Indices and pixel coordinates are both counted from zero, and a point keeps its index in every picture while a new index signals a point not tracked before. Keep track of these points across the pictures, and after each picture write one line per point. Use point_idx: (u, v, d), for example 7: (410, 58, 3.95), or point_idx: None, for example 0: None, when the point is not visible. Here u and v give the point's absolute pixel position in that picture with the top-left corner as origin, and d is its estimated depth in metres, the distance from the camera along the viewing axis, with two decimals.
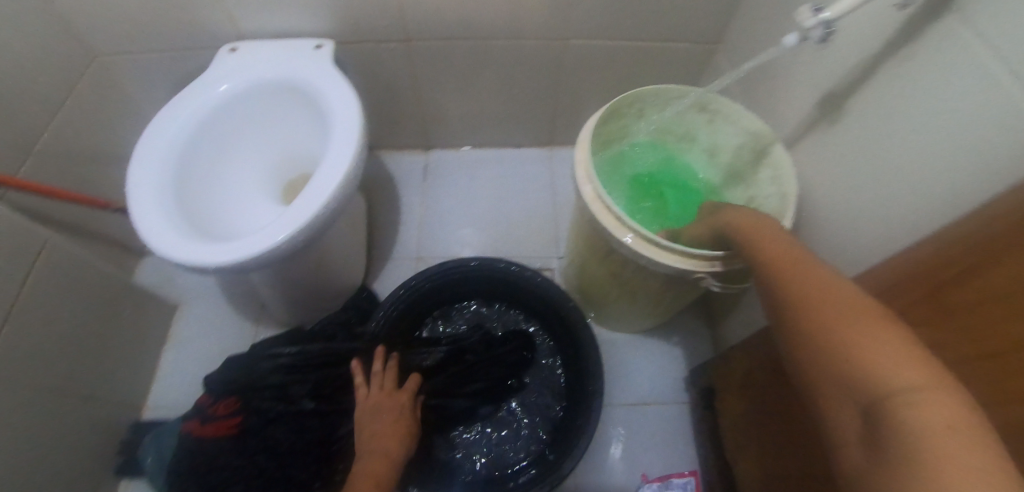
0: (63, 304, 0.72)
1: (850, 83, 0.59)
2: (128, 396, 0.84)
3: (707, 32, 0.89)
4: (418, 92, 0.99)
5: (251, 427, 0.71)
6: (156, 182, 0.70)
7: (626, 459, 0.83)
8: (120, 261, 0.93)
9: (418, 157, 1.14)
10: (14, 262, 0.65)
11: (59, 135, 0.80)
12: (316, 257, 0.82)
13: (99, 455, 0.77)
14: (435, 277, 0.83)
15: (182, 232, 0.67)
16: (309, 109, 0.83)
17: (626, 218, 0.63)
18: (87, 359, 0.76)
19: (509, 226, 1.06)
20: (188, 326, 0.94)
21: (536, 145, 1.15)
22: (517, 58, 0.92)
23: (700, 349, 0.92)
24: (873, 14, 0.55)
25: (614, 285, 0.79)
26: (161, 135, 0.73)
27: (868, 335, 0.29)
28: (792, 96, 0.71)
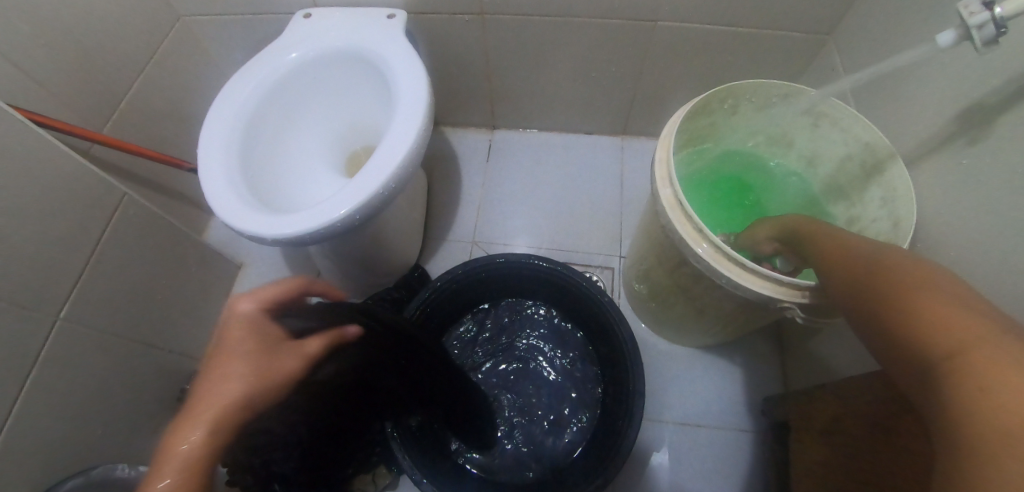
0: (136, 258, 0.76)
1: (1008, 95, 0.48)
2: (192, 347, 0.88)
3: (822, 20, 0.77)
4: (489, 69, 0.94)
5: None
6: (224, 146, 0.70)
7: (670, 482, 0.78)
8: (193, 217, 0.97)
9: (483, 137, 1.10)
10: (93, 213, 0.68)
11: (141, 92, 0.82)
12: (372, 234, 0.81)
13: (160, 400, 0.82)
14: (480, 270, 0.80)
15: (244, 198, 0.68)
16: (377, 82, 0.81)
17: (707, 230, 0.56)
18: (155, 310, 0.80)
19: (570, 218, 1.00)
20: (249, 286, 0.97)
21: (608, 133, 1.07)
22: (597, 39, 0.85)
23: (767, 375, 0.84)
24: None
25: (681, 297, 0.72)
26: (233, 100, 0.74)
27: (965, 339, 0.26)
28: (925, 103, 0.59)
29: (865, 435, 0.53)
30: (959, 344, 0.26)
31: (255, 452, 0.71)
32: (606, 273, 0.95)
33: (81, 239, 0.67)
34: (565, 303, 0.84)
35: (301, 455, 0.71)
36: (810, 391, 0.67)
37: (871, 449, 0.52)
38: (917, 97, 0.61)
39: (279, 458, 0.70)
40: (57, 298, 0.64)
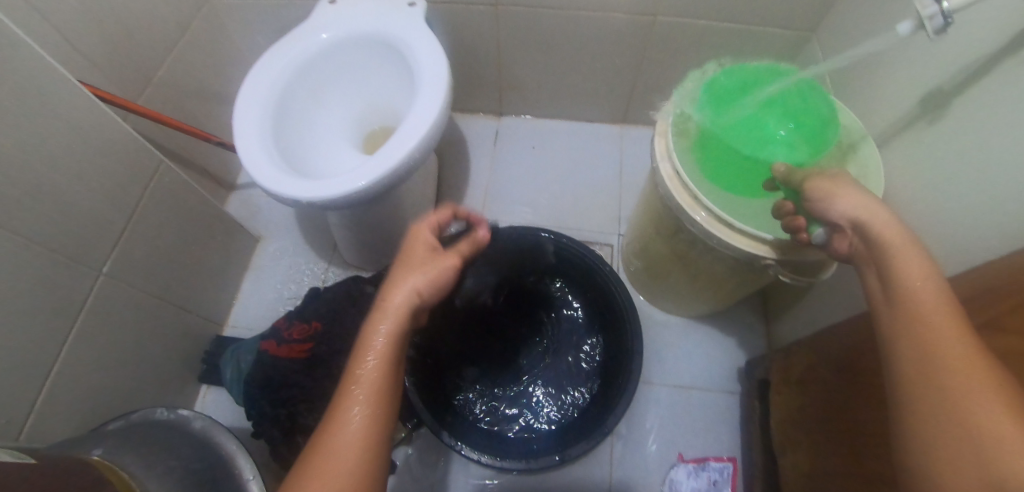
0: (169, 224, 0.80)
1: (960, 81, 0.55)
2: (215, 313, 0.93)
3: (806, 18, 0.85)
4: (499, 58, 1.01)
5: (318, 354, 0.77)
6: (259, 119, 0.76)
7: (664, 438, 0.84)
8: (215, 191, 1.01)
9: (490, 122, 1.16)
10: (134, 178, 0.73)
11: (172, 69, 0.87)
12: (390, 206, 0.87)
13: (186, 360, 0.87)
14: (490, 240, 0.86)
15: (277, 166, 0.73)
16: (398, 65, 0.87)
17: (701, 195, 0.63)
18: (184, 275, 0.85)
19: (572, 198, 1.07)
20: (268, 258, 1.02)
21: (608, 121, 1.15)
22: (601, 31, 0.92)
23: (753, 342, 0.91)
24: (997, 7, 0.51)
25: (677, 265, 0.79)
26: (265, 77, 0.79)
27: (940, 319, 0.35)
28: (894, 89, 0.67)
29: (837, 377, 0.61)
30: (932, 308, 0.35)
31: (281, 404, 0.76)
32: (607, 249, 1.02)
33: (123, 201, 0.72)
34: (570, 274, 0.90)
35: (324, 407, 0.76)
36: (789, 350, 0.74)
37: (842, 387, 0.59)
38: (887, 85, 0.69)
39: (304, 409, 0.76)
40: (100, 255, 0.69)
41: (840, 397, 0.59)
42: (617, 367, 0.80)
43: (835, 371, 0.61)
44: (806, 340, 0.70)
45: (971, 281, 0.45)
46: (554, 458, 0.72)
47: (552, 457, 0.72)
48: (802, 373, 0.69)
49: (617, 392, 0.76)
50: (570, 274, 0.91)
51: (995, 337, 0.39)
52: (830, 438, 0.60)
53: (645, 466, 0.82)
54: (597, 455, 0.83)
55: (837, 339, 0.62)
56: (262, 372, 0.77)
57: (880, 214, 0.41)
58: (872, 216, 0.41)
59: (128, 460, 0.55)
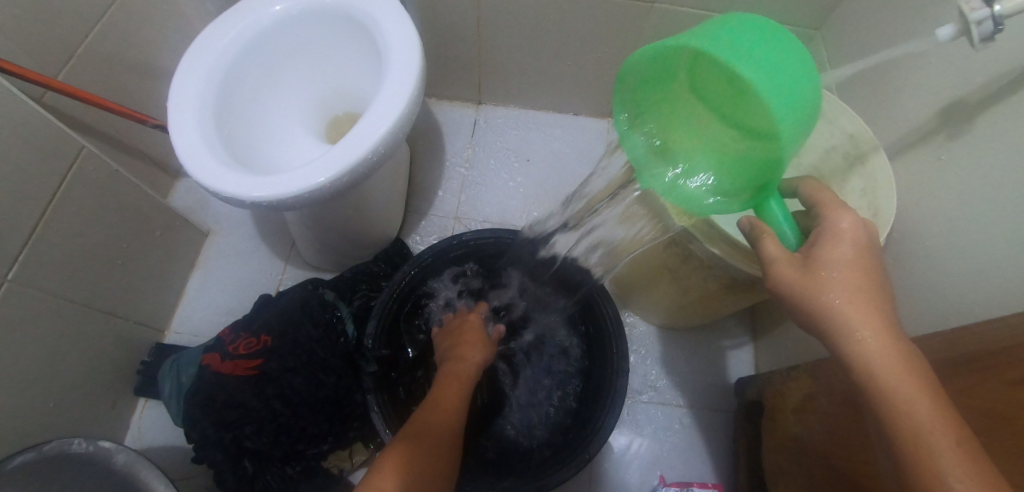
0: (93, 219, 0.70)
1: (986, 95, 0.50)
2: (154, 318, 0.83)
3: (812, 14, 0.79)
4: (479, 42, 0.92)
5: (267, 370, 0.69)
6: (197, 101, 0.65)
7: (647, 459, 0.80)
8: (156, 180, 0.90)
9: (468, 111, 1.07)
10: (47, 167, 0.62)
11: (100, 38, 0.75)
12: (354, 204, 0.78)
13: (119, 371, 0.77)
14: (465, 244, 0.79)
15: (219, 157, 0.63)
16: (364, 45, 0.77)
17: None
18: (114, 277, 0.75)
19: (555, 197, 1.00)
20: (217, 255, 0.91)
21: (595, 115, 1.07)
22: (593, 17, 0.83)
23: (741, 357, 0.86)
24: None
25: (667, 278, 0.73)
26: (206, 53, 0.68)
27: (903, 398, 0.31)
28: (910, 99, 0.61)
29: (837, 412, 0.56)
30: (897, 378, 0.32)
31: (225, 426, 0.68)
32: None
33: (34, 194, 0.61)
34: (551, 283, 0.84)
35: (275, 429, 0.68)
36: (786, 374, 0.69)
37: (842, 424, 0.54)
38: (901, 93, 0.63)
39: (251, 432, 0.68)
40: (5, 259, 0.59)
41: (840, 435, 0.54)
42: (600, 386, 0.74)
43: (837, 406, 0.56)
44: (805, 366, 0.65)
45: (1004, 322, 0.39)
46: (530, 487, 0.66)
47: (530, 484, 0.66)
48: (798, 402, 0.64)
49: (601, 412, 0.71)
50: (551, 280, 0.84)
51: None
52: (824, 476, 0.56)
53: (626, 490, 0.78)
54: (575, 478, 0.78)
55: (838, 369, 0.57)
56: (203, 391, 0.68)
57: (829, 263, 0.36)
58: (808, 280, 0.36)
59: None
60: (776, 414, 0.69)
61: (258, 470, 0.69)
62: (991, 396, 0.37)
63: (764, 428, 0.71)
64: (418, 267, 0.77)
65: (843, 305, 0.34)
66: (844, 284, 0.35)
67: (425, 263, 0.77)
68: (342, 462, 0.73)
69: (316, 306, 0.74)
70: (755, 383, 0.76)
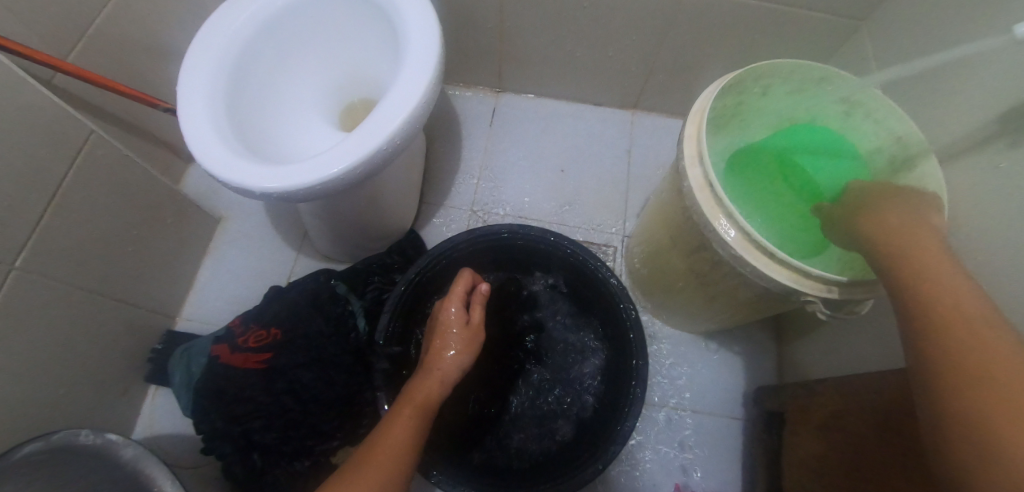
0: (104, 205, 0.68)
1: None
2: (165, 305, 0.82)
3: (859, 4, 0.73)
4: (502, 27, 0.88)
5: (277, 365, 0.68)
6: (208, 86, 0.63)
7: (661, 466, 0.77)
8: (168, 164, 0.88)
9: (488, 99, 1.03)
10: (55, 152, 0.60)
11: (111, 18, 0.72)
12: (368, 195, 0.76)
13: (130, 358, 0.76)
14: (482, 239, 0.76)
15: (230, 145, 0.61)
16: (382, 29, 0.73)
17: (735, 213, 0.53)
18: (125, 264, 0.73)
19: (574, 191, 0.96)
20: (230, 242, 0.90)
21: (619, 106, 1.03)
22: (623, 3, 0.79)
23: (763, 363, 0.83)
24: None
25: (692, 282, 0.70)
26: (218, 34, 0.66)
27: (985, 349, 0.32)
28: (969, 100, 0.56)
29: (871, 433, 0.53)
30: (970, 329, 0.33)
31: (234, 419, 0.67)
32: (610, 251, 0.92)
33: (41, 180, 0.59)
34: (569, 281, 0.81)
35: (284, 424, 0.67)
36: (812, 387, 0.66)
37: (877, 446, 0.51)
38: (959, 93, 0.58)
39: (260, 426, 0.67)
40: (13, 246, 0.58)
41: (874, 457, 0.51)
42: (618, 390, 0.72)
43: (871, 426, 0.53)
44: (834, 380, 0.62)
45: None
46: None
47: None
48: (825, 418, 0.61)
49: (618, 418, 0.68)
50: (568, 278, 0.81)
51: None
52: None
53: None
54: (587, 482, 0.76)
55: (873, 388, 0.54)
56: (213, 383, 0.67)
57: (930, 248, 0.38)
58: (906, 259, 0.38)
59: None
60: (799, 428, 0.66)
61: (266, 464, 0.68)
62: None
63: (785, 441, 0.69)
64: (433, 262, 0.74)
65: (936, 276, 0.36)
66: (930, 258, 0.38)
67: (439, 259, 0.74)
68: (351, 458, 0.72)
69: (327, 299, 0.73)
70: (778, 393, 0.73)
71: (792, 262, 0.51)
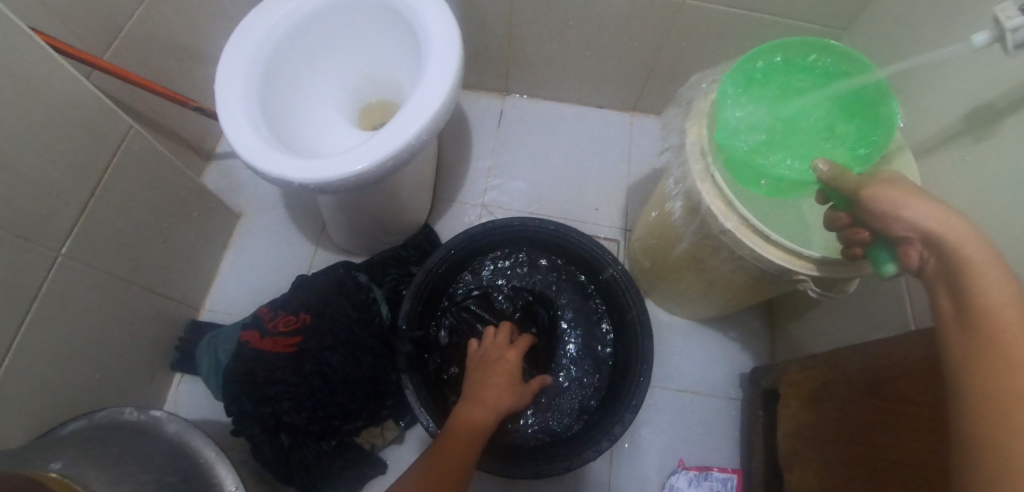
0: (138, 198, 0.72)
1: (1016, 99, 0.52)
2: (190, 296, 0.85)
3: (840, 16, 0.80)
4: (510, 33, 0.93)
5: (306, 349, 0.71)
6: (243, 85, 0.67)
7: (665, 444, 0.83)
8: (190, 161, 0.92)
9: (494, 101, 1.09)
10: (98, 146, 0.63)
11: (142, 20, 0.76)
12: (389, 190, 0.80)
13: (158, 346, 0.79)
14: (495, 231, 0.81)
15: (265, 140, 0.65)
16: (402, 34, 0.78)
17: (735, 201, 0.58)
18: (155, 255, 0.77)
19: (579, 188, 1.02)
20: (250, 237, 0.93)
21: (619, 108, 1.09)
22: (624, 12, 0.85)
23: (758, 348, 0.89)
24: None
25: (693, 270, 0.75)
26: (251, 37, 0.70)
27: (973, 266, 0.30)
28: (939, 101, 0.63)
29: (858, 399, 0.59)
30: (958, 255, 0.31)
31: (264, 400, 0.70)
32: (612, 245, 0.97)
33: (85, 171, 0.63)
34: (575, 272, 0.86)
35: (313, 405, 0.70)
36: (803, 363, 0.71)
37: (862, 410, 0.57)
38: (930, 95, 0.65)
39: (289, 407, 0.70)
40: (58, 233, 0.61)
41: (860, 420, 0.57)
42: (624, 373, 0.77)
43: (858, 392, 0.59)
44: (824, 355, 0.68)
45: None
46: (557, 468, 0.69)
47: (556, 465, 0.69)
48: (817, 390, 0.67)
49: (626, 397, 0.73)
50: (578, 266, 0.85)
51: None
52: (844, 458, 0.58)
53: (645, 473, 0.81)
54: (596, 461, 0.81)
55: (859, 358, 0.60)
56: (244, 366, 0.70)
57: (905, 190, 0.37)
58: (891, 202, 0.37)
59: (90, 472, 0.48)
60: (792, 402, 0.71)
61: (295, 444, 0.71)
62: None
63: (779, 415, 0.74)
64: (450, 252, 0.79)
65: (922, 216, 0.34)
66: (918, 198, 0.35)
67: (455, 249, 0.79)
68: (374, 438, 0.76)
69: (352, 288, 0.76)
70: (771, 372, 0.78)
71: (787, 245, 0.56)
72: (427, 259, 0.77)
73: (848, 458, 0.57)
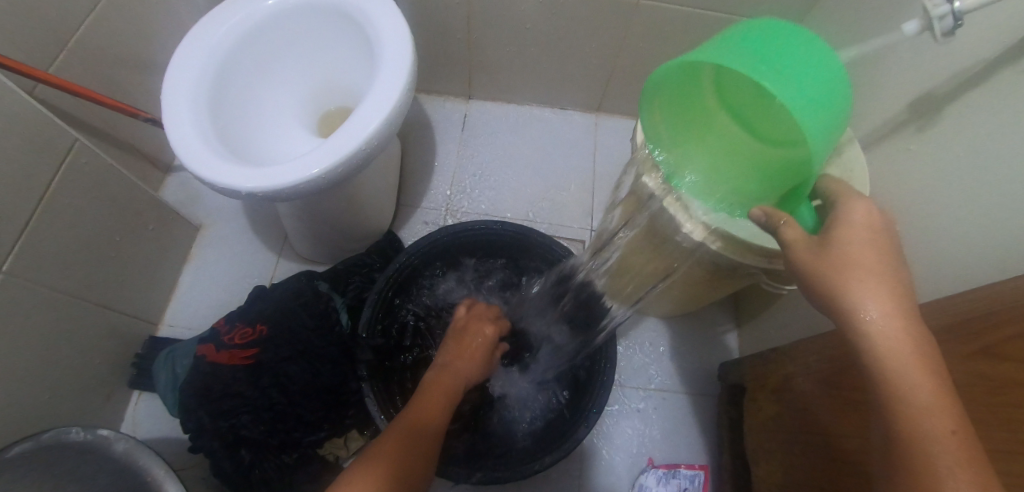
0: (87, 212, 0.70)
1: (953, 87, 0.52)
2: (148, 311, 0.83)
3: (789, 12, 0.82)
4: (470, 38, 0.93)
5: (264, 360, 0.70)
6: (191, 93, 0.66)
7: (635, 443, 0.82)
8: (147, 174, 0.90)
9: (459, 106, 1.08)
10: (41, 160, 0.62)
11: (90, 32, 0.75)
12: (348, 197, 0.79)
13: (114, 364, 0.77)
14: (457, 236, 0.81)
15: (215, 149, 0.64)
16: (357, 39, 0.78)
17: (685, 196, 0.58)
18: (109, 270, 0.75)
19: (545, 190, 1.02)
20: (210, 249, 0.92)
21: (583, 109, 1.09)
22: (581, 14, 0.86)
23: (725, 343, 0.90)
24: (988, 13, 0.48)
25: (654, 268, 0.76)
26: (200, 45, 0.69)
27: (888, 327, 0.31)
28: (884, 93, 0.64)
29: (813, 389, 0.59)
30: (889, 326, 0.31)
31: (221, 414, 0.69)
32: (580, 245, 0.97)
33: (28, 186, 0.61)
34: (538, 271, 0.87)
35: (272, 417, 0.69)
36: (765, 356, 0.71)
37: (817, 400, 0.57)
38: (875, 87, 0.66)
39: (246, 421, 0.69)
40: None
41: (815, 410, 0.57)
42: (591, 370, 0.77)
43: (813, 382, 0.59)
44: (783, 347, 0.68)
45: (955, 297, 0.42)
46: (521, 471, 0.68)
47: (520, 469, 0.69)
48: (777, 382, 0.67)
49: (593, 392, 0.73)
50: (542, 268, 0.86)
51: (989, 364, 0.36)
52: (804, 450, 0.58)
53: (616, 473, 0.80)
54: (566, 463, 0.80)
55: (815, 349, 0.60)
56: (200, 380, 0.69)
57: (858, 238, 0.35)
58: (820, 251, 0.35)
59: None
60: (757, 395, 0.72)
61: (255, 458, 0.70)
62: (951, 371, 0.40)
63: (746, 409, 0.74)
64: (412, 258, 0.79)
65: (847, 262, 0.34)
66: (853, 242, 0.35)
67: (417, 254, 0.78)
68: (338, 449, 0.75)
69: (312, 297, 0.76)
70: (736, 367, 0.79)
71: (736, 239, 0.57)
72: (388, 266, 0.77)
73: (808, 449, 0.57)
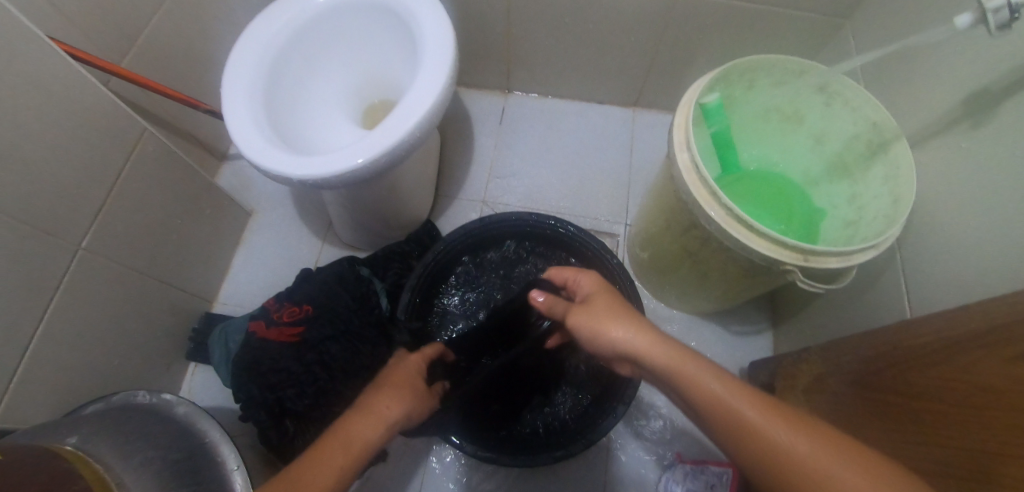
0: (153, 196, 0.76)
1: (1010, 83, 0.50)
2: (204, 289, 0.90)
3: (839, 4, 0.79)
4: (509, 32, 0.95)
5: (309, 339, 0.75)
6: (247, 87, 0.70)
7: (662, 437, 0.83)
8: (204, 161, 0.96)
9: (497, 99, 1.10)
10: (115, 147, 0.68)
11: (157, 29, 0.81)
12: (389, 187, 0.83)
13: (173, 337, 0.84)
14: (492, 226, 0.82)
15: (268, 139, 0.68)
16: (400, 34, 0.81)
17: (720, 191, 0.58)
18: (170, 250, 0.81)
19: (579, 184, 1.03)
20: (260, 233, 0.98)
21: (621, 103, 1.09)
22: (620, 7, 0.85)
23: (758, 343, 0.89)
24: None
25: (687, 264, 0.76)
26: (255, 41, 0.73)
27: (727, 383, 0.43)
28: (935, 89, 0.62)
29: (847, 390, 0.58)
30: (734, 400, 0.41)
31: (269, 387, 0.73)
32: (612, 239, 0.98)
33: (103, 171, 0.67)
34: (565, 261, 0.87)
35: (316, 393, 0.74)
36: (798, 355, 0.71)
37: (852, 401, 0.57)
38: (927, 82, 0.64)
39: (292, 394, 0.73)
40: (78, 229, 0.65)
41: (848, 411, 0.57)
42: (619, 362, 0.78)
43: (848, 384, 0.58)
44: (818, 348, 0.68)
45: (1000, 301, 0.42)
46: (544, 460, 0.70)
47: (548, 455, 0.71)
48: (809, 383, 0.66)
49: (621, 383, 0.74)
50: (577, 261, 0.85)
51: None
52: None
53: (642, 466, 0.81)
54: (593, 453, 0.82)
55: (852, 350, 0.60)
56: (252, 355, 0.74)
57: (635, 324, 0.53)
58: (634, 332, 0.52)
59: (105, 446, 0.52)
60: (786, 394, 0.71)
61: (299, 430, 0.74)
62: (989, 374, 0.40)
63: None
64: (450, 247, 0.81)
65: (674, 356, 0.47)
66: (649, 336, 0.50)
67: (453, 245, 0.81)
68: None
69: (355, 282, 0.80)
70: (768, 366, 0.78)
71: (771, 236, 0.56)
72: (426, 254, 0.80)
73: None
